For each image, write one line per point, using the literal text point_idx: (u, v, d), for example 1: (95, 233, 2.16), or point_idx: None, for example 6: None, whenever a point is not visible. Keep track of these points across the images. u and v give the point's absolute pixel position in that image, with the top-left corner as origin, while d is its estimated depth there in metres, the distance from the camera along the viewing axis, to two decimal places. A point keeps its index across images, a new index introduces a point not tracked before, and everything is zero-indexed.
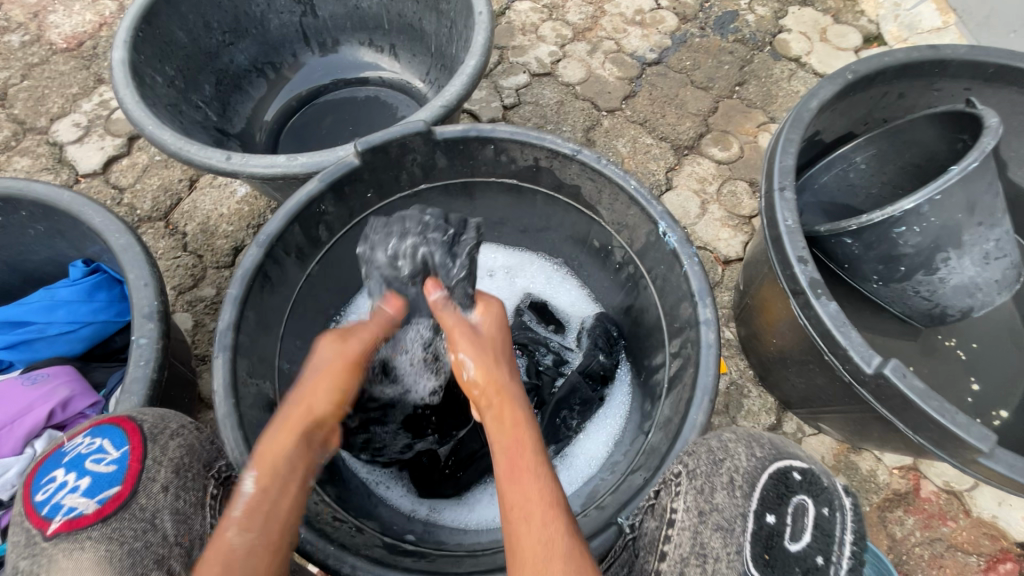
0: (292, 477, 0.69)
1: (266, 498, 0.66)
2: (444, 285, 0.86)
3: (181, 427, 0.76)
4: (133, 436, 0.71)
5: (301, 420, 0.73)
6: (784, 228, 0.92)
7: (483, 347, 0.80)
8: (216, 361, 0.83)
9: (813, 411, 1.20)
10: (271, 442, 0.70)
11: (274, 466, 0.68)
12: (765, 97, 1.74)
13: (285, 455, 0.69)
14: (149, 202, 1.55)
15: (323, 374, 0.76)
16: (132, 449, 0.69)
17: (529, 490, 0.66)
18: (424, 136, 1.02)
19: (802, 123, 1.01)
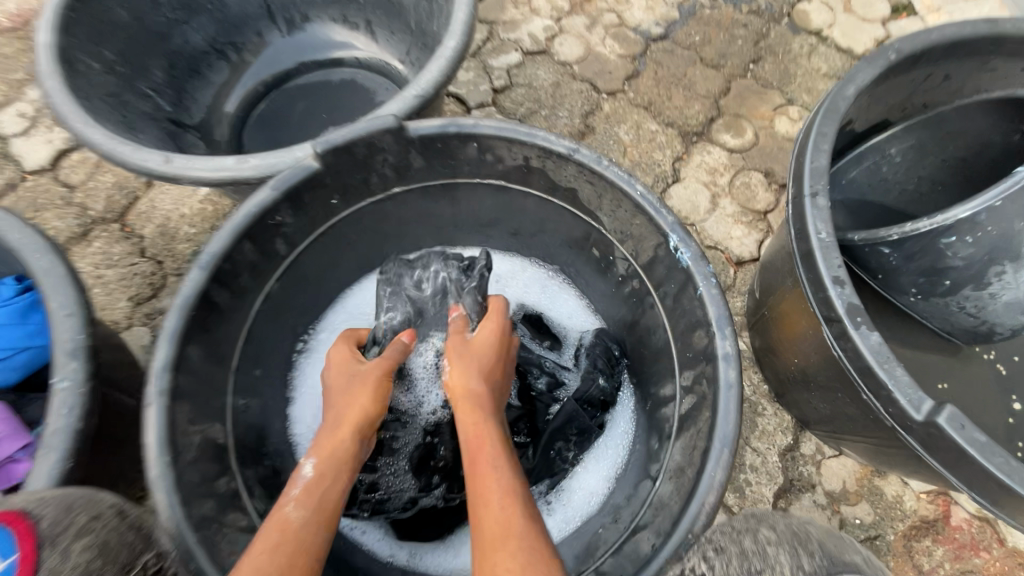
0: (342, 470, 0.72)
1: (323, 481, 0.70)
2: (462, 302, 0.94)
3: (93, 520, 0.58)
4: (24, 540, 0.52)
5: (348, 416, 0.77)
6: (817, 242, 0.78)
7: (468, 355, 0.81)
8: (149, 410, 0.70)
9: (834, 432, 1.08)
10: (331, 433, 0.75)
11: (333, 455, 0.73)
12: (782, 76, 1.57)
13: (341, 448, 0.74)
14: (103, 202, 1.40)
15: (373, 381, 0.80)
16: (22, 559, 0.51)
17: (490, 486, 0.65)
18: (394, 132, 0.87)
19: (838, 114, 0.86)
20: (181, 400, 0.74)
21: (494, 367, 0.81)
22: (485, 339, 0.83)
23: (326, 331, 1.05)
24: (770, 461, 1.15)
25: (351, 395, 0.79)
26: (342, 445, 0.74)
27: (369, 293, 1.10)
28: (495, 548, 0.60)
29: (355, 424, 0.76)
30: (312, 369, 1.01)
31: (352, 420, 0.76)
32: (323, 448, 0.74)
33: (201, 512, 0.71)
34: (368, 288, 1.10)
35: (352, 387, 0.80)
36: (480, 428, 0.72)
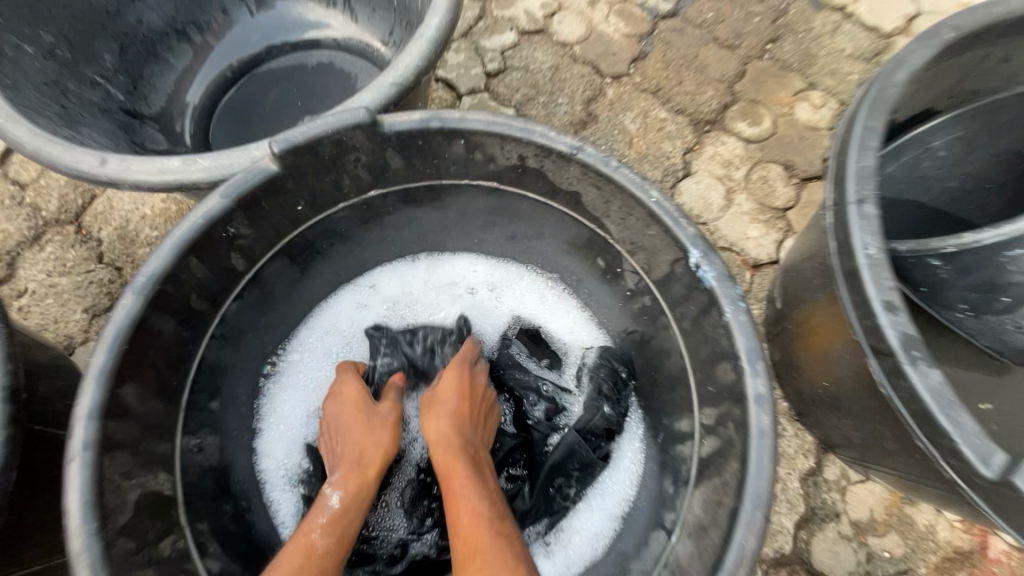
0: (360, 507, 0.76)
1: (347, 513, 0.74)
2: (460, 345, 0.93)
3: None
4: None
5: (363, 453, 0.80)
6: (864, 258, 0.66)
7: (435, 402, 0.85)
8: (70, 469, 0.58)
9: (862, 458, 0.97)
10: (361, 469, 0.78)
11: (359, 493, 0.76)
12: (802, 57, 1.43)
13: (365, 485, 0.77)
14: (56, 202, 1.27)
15: (391, 421, 0.83)
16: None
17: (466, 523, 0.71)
18: (367, 129, 0.74)
19: (885, 105, 0.74)
20: (117, 450, 0.63)
21: (469, 405, 0.85)
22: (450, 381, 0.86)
23: (298, 352, 0.92)
24: (790, 488, 1.05)
25: (376, 433, 0.82)
26: (367, 483, 0.77)
27: (348, 309, 0.96)
28: (464, 574, 0.66)
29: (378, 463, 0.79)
30: (283, 398, 0.89)
31: (373, 458, 0.79)
32: (352, 482, 0.77)
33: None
34: (347, 301, 0.96)
35: (374, 425, 0.82)
36: (451, 466, 0.78)
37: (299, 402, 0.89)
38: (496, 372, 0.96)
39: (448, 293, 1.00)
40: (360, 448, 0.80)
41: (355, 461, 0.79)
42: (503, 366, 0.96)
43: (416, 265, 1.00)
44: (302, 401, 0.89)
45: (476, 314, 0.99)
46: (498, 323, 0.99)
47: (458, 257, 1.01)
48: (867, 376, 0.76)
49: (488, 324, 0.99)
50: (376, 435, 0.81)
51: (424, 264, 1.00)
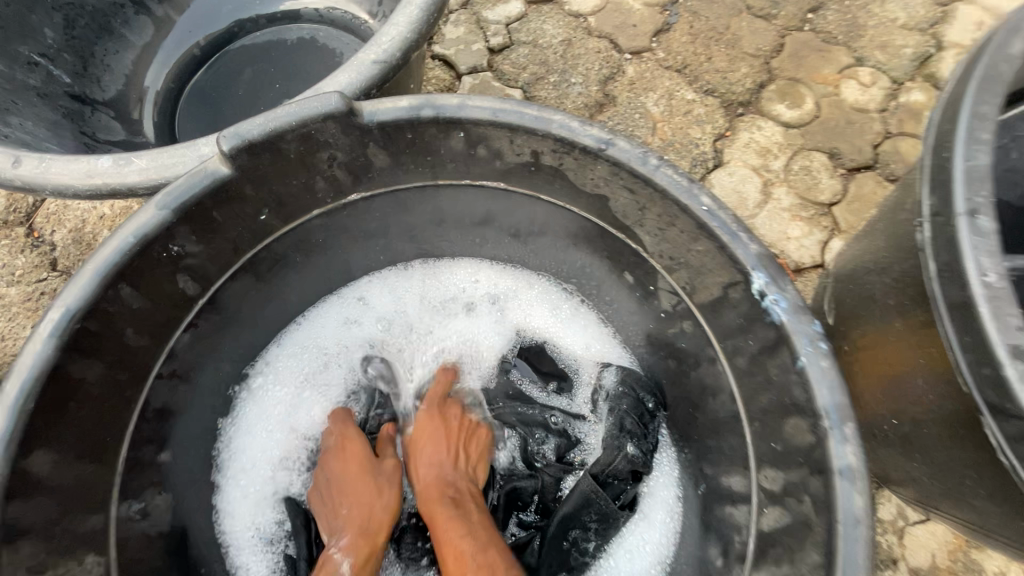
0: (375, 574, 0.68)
1: None
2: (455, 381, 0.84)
3: None
4: None
5: (371, 515, 0.70)
6: (981, 289, 0.51)
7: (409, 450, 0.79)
8: None
9: (923, 498, 0.83)
10: (372, 529, 0.69)
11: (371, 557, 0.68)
12: (848, 28, 1.26)
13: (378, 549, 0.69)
14: (3, 200, 1.12)
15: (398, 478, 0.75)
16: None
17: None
18: (343, 120, 0.59)
19: (999, 84, 0.58)
20: (23, 538, 0.50)
21: (450, 441, 0.78)
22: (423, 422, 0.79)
23: (267, 380, 0.78)
24: None
25: (384, 492, 0.73)
26: (378, 544, 0.69)
27: (333, 324, 0.82)
28: None
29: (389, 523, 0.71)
30: (246, 443, 0.75)
31: (382, 519, 0.70)
32: (364, 549, 0.67)
33: None
34: (331, 316, 0.82)
35: (383, 484, 0.73)
36: (433, 512, 0.71)
37: (265, 447, 0.76)
38: (496, 401, 0.84)
39: (442, 310, 0.85)
40: (367, 508, 0.71)
41: (363, 521, 0.70)
42: (505, 396, 0.84)
43: (412, 270, 0.85)
44: (270, 442, 0.76)
45: (475, 332, 0.85)
46: (502, 343, 0.85)
47: (458, 263, 0.86)
48: (965, 419, 0.62)
49: (489, 344, 0.85)
50: (384, 496, 0.72)
51: (419, 273, 0.85)
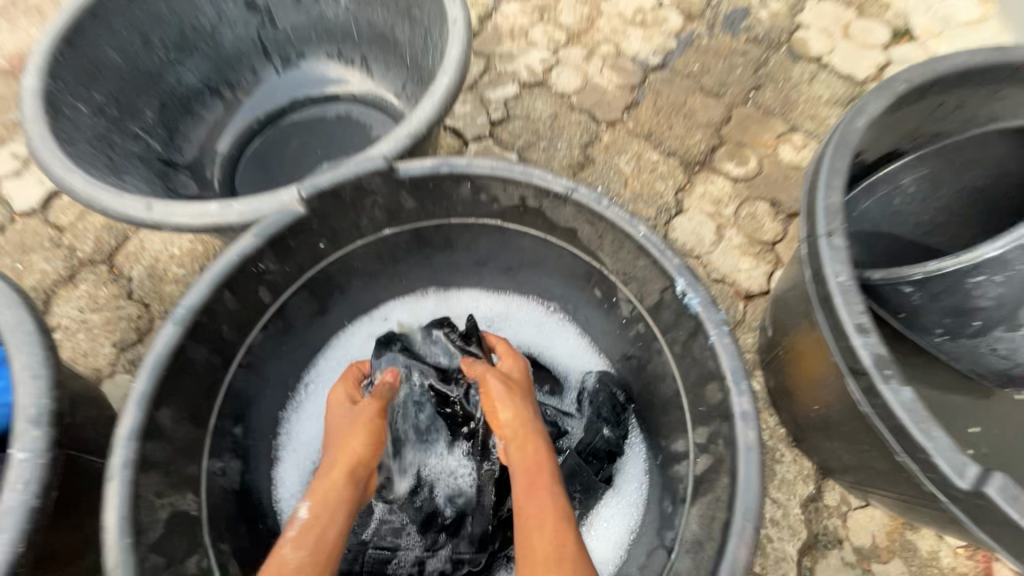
0: (343, 510, 0.77)
1: (317, 522, 0.74)
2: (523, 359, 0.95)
3: None
4: None
5: (341, 465, 0.80)
6: (836, 285, 0.72)
7: (511, 386, 0.86)
8: (109, 486, 0.64)
9: (859, 481, 0.99)
10: (325, 478, 0.80)
11: (326, 497, 0.77)
12: (784, 104, 1.54)
13: (339, 489, 0.78)
14: (91, 243, 1.37)
15: (364, 424, 0.83)
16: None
17: (546, 505, 0.73)
18: (384, 174, 0.84)
19: (849, 147, 0.82)
20: (148, 469, 0.69)
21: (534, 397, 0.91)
22: (522, 371, 0.91)
23: (316, 382, 1.00)
24: (792, 514, 1.06)
25: (350, 438, 0.83)
26: (338, 487, 0.78)
27: (366, 342, 1.05)
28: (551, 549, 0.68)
29: (350, 467, 0.81)
30: (301, 429, 0.96)
31: (344, 463, 0.80)
32: (319, 493, 0.77)
33: None
34: (366, 334, 1.05)
35: (349, 432, 0.83)
36: (544, 462, 0.79)
37: (315, 432, 0.96)
38: None
39: None
40: (337, 456, 0.81)
41: (333, 469, 0.80)
42: None
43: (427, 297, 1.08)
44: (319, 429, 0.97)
45: None
46: None
47: (463, 291, 1.09)
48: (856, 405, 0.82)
49: None
50: (353, 442, 0.82)
51: (432, 301, 1.09)
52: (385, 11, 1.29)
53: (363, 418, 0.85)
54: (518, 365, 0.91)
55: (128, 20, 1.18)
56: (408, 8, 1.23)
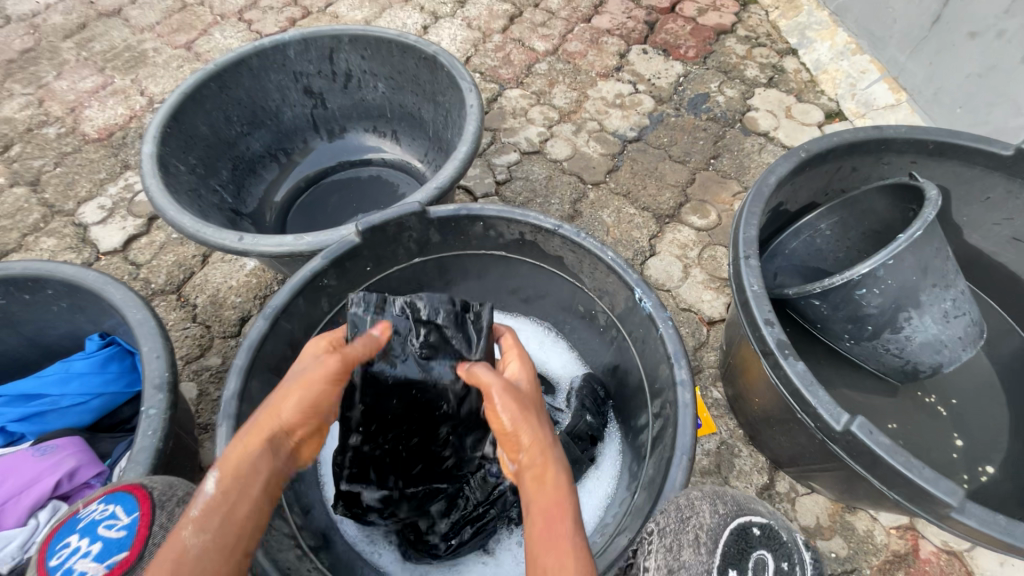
0: (254, 482, 0.71)
1: (223, 503, 0.68)
2: (531, 368, 0.88)
3: (187, 494, 0.80)
4: (143, 503, 0.75)
5: (268, 427, 0.75)
6: (751, 292, 1.01)
7: (524, 401, 0.78)
8: (219, 429, 0.90)
9: (802, 470, 1.19)
10: (239, 446, 0.73)
11: (237, 470, 0.70)
12: (738, 168, 1.85)
13: (251, 460, 0.72)
14: (164, 276, 1.65)
15: (309, 389, 0.77)
16: (142, 514, 0.74)
17: (562, 551, 0.65)
18: (418, 215, 1.12)
19: (763, 197, 1.11)
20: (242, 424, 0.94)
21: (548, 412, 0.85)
22: (534, 384, 0.85)
23: None
24: None
25: (285, 396, 0.77)
26: (250, 456, 0.72)
27: None
28: None
29: (270, 432, 0.74)
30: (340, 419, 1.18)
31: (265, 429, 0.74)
32: (230, 467, 0.71)
33: None
34: None
35: (288, 391, 0.77)
36: (561, 499, 0.70)
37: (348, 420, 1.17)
38: None
39: None
40: (269, 419, 0.75)
41: (253, 434, 0.74)
42: None
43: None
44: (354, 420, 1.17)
45: None
46: None
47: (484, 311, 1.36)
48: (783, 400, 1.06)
49: None
50: (287, 406, 0.76)
51: None
52: (414, 96, 1.65)
53: (310, 380, 0.78)
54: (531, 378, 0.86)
55: (217, 103, 1.53)
56: (433, 94, 1.58)
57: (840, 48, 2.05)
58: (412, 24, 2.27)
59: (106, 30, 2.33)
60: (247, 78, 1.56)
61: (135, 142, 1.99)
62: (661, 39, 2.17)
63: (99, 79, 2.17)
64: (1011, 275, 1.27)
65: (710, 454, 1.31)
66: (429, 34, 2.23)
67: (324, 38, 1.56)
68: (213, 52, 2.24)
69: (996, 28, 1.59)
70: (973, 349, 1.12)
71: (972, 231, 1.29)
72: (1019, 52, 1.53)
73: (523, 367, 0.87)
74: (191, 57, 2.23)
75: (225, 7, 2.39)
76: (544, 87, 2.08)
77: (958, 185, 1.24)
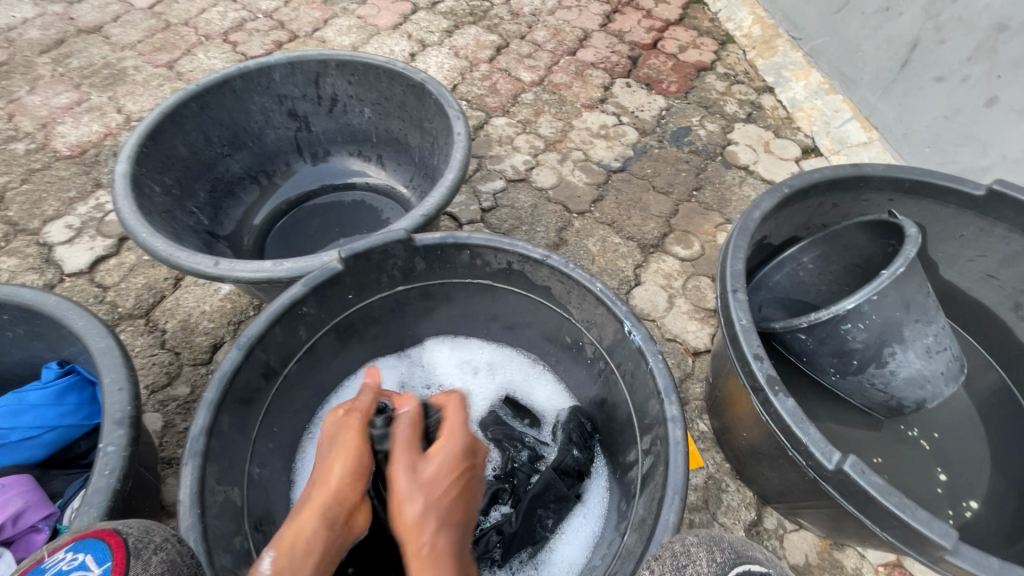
0: (308, 559, 0.78)
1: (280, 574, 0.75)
2: (466, 441, 0.91)
3: (165, 540, 0.74)
4: (117, 551, 0.68)
5: (322, 499, 0.84)
6: (740, 326, 1.00)
7: (425, 491, 0.82)
8: (184, 468, 0.85)
9: (791, 506, 1.17)
10: (293, 524, 0.81)
11: (292, 548, 0.78)
12: (720, 201, 1.88)
13: (307, 539, 0.79)
14: (132, 300, 1.58)
15: (345, 453, 0.88)
16: (114, 565, 0.66)
17: None
18: (404, 242, 1.09)
19: (749, 231, 1.12)
20: (209, 464, 0.89)
21: (465, 495, 0.87)
22: (448, 465, 0.86)
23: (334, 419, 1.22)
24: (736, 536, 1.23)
25: (330, 465, 0.88)
26: (304, 532, 0.80)
27: (394, 378, 1.30)
28: None
29: (322, 506, 0.83)
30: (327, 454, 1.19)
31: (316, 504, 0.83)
32: (282, 544, 0.78)
33: (221, 563, 0.86)
34: (389, 368, 1.31)
35: (330, 458, 0.89)
36: None
37: None
38: (485, 429, 1.24)
39: (463, 370, 1.32)
40: (321, 491, 0.85)
41: (307, 510, 0.82)
42: (491, 423, 1.24)
43: (441, 344, 1.33)
44: None
45: (477, 386, 1.30)
46: (492, 393, 1.30)
47: (471, 341, 1.34)
48: (772, 435, 1.04)
49: (484, 393, 1.29)
50: (334, 473, 0.86)
51: (448, 343, 1.33)
52: (400, 122, 1.64)
53: (344, 445, 0.90)
54: (453, 456, 0.88)
55: (198, 124, 1.49)
56: (420, 121, 1.57)
57: (814, 88, 2.12)
58: (400, 51, 2.28)
59: (85, 46, 2.29)
60: (229, 99, 1.53)
61: (108, 160, 1.92)
62: (644, 74, 2.23)
63: (74, 96, 2.11)
64: (986, 310, 1.30)
65: (697, 489, 1.29)
66: (417, 61, 2.25)
67: (310, 62, 1.55)
68: (195, 72, 2.21)
69: (960, 73, 1.66)
70: (956, 385, 1.14)
71: (948, 266, 1.32)
72: (984, 96, 1.61)
73: (448, 442, 0.89)
74: (172, 76, 2.19)
75: (210, 28, 2.37)
76: (530, 116, 2.10)
77: (934, 223, 1.27)
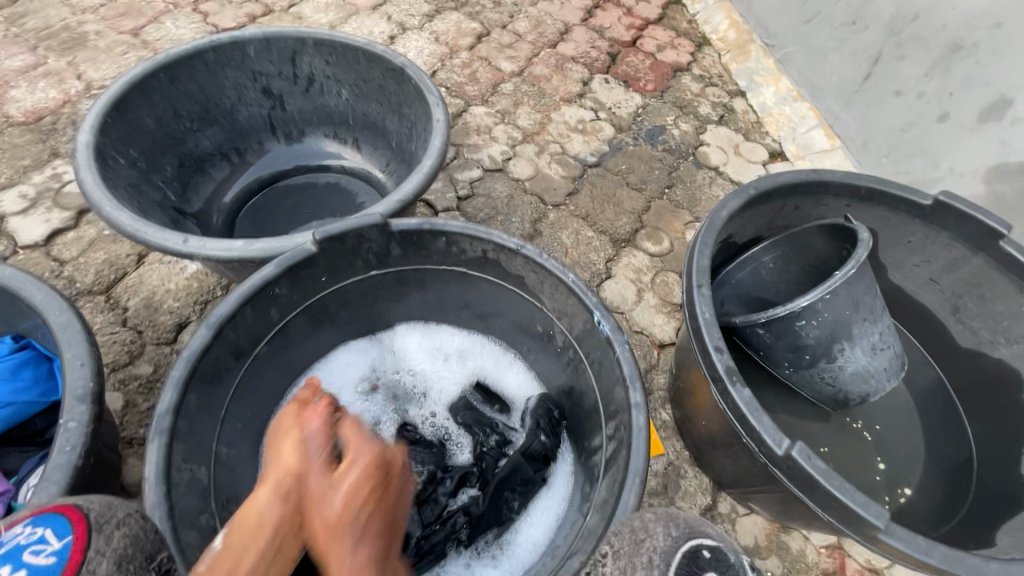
0: (259, 537, 0.78)
1: (228, 556, 0.76)
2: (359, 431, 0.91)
3: (126, 516, 0.74)
4: (77, 525, 0.68)
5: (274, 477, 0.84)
6: (702, 320, 1.05)
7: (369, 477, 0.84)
8: (150, 446, 0.84)
9: (743, 491, 1.24)
10: (246, 507, 0.82)
11: (243, 523, 0.80)
12: (690, 199, 1.94)
13: (258, 512, 0.80)
14: (91, 275, 1.52)
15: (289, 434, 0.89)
16: (75, 538, 0.66)
17: None
18: (380, 227, 1.09)
19: (715, 230, 1.16)
20: (176, 443, 0.88)
21: (385, 504, 0.84)
22: (361, 486, 0.82)
23: None
24: None
25: (283, 444, 0.89)
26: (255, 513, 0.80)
27: (366, 363, 1.31)
28: None
29: (272, 485, 0.83)
30: None
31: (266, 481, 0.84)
32: (236, 529, 0.79)
33: (187, 540, 0.86)
34: (361, 353, 1.32)
35: (282, 438, 0.90)
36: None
37: None
38: (456, 413, 1.27)
39: (435, 356, 1.34)
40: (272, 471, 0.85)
41: (260, 490, 0.83)
42: (462, 408, 1.27)
43: (411, 330, 1.35)
44: None
45: (448, 373, 1.32)
46: (463, 379, 1.32)
47: (443, 327, 1.35)
48: (728, 424, 1.10)
49: (455, 379, 1.32)
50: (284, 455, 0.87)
51: (420, 329, 1.35)
52: (377, 106, 1.62)
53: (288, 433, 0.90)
54: (361, 478, 0.83)
55: (167, 96, 1.44)
56: (398, 106, 1.56)
57: (783, 94, 2.20)
58: (379, 33, 2.25)
59: (42, 7, 2.17)
60: (201, 72, 1.49)
61: (67, 128, 1.84)
62: (622, 71, 2.27)
63: (29, 58, 2.00)
64: (929, 313, 1.40)
65: (657, 475, 1.35)
66: (396, 45, 2.23)
67: (287, 39, 1.51)
68: (163, 41, 2.12)
69: (918, 88, 1.76)
70: (897, 380, 1.23)
71: (895, 271, 1.41)
72: (936, 112, 1.71)
73: (354, 462, 0.85)
74: (137, 44, 2.10)
75: None
76: (508, 106, 2.11)
77: (885, 229, 1.35)
